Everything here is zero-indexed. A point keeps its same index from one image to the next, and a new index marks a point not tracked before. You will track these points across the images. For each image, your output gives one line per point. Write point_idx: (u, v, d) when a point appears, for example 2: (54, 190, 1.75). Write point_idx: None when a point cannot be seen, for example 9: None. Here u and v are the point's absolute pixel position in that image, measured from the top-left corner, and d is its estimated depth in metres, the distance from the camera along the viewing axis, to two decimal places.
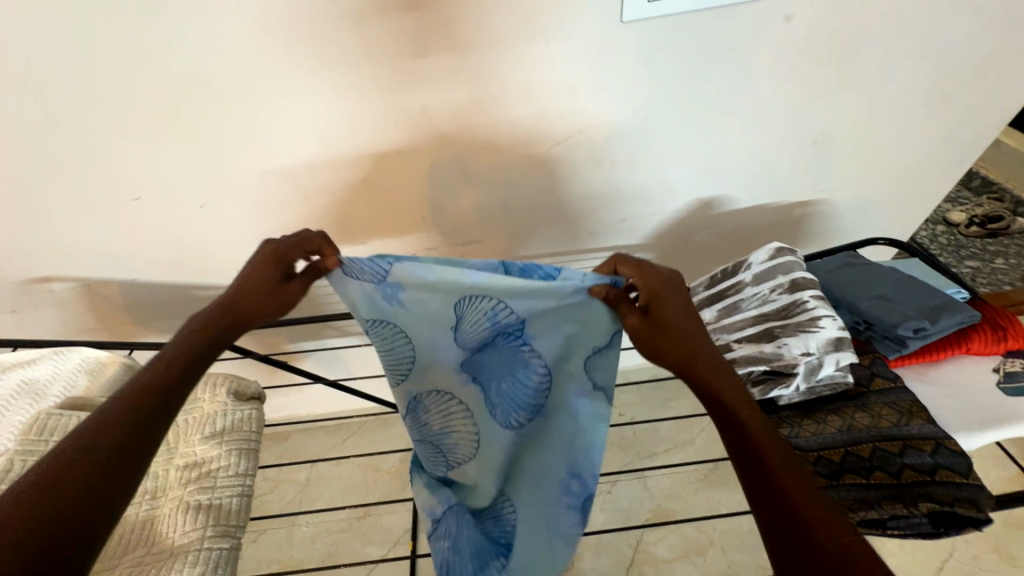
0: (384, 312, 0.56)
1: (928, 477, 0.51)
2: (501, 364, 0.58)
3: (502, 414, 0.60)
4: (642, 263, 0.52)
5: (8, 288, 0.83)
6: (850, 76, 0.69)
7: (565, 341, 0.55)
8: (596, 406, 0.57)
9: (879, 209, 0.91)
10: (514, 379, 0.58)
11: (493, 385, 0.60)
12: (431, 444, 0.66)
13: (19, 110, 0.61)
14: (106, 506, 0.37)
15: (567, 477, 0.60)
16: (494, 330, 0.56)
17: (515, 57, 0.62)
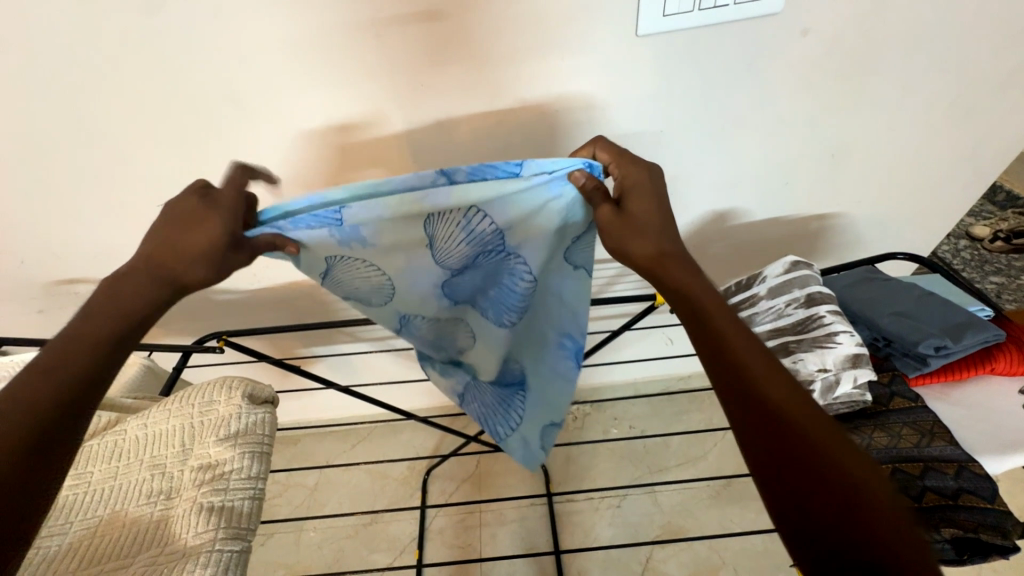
0: (343, 252, 0.54)
1: (951, 501, 0.49)
2: (483, 272, 0.58)
3: (493, 313, 0.63)
4: (620, 150, 0.53)
5: (38, 289, 0.86)
6: (868, 90, 0.68)
7: (550, 242, 0.54)
8: (578, 284, 0.59)
9: (898, 223, 0.90)
10: (499, 282, 0.59)
11: (480, 292, 0.61)
12: (429, 345, 0.70)
13: (55, 120, 0.63)
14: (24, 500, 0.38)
15: (554, 344, 0.64)
16: (463, 246, 0.54)
17: (530, 70, 0.63)
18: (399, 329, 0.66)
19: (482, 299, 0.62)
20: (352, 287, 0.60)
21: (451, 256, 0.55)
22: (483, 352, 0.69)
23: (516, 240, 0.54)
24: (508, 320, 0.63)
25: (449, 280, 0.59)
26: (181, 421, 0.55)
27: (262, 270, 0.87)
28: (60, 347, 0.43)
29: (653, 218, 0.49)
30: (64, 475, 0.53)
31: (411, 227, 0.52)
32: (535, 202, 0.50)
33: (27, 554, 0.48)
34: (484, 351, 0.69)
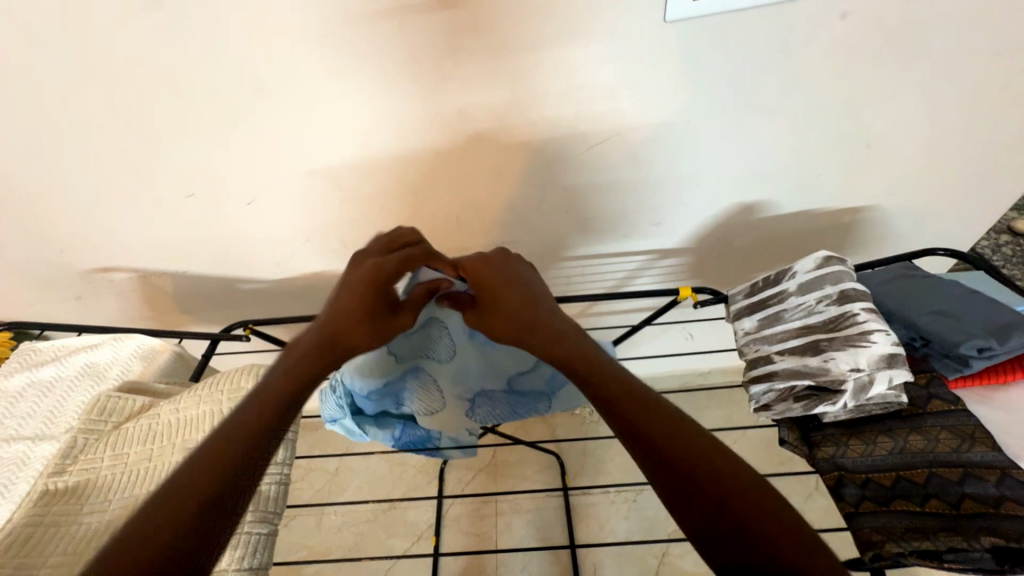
0: (465, 335, 0.63)
1: (992, 509, 0.46)
2: (505, 399, 0.67)
3: (478, 415, 0.68)
4: (485, 257, 0.60)
5: (75, 277, 0.90)
6: (910, 76, 0.65)
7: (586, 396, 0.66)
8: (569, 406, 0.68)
9: (937, 216, 0.86)
10: (502, 409, 0.68)
11: (489, 400, 0.67)
12: (390, 395, 0.65)
13: (90, 114, 0.65)
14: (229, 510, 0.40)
15: (515, 408, 0.68)
16: (527, 381, 0.65)
17: (553, 60, 0.62)
18: (392, 385, 0.64)
19: (482, 405, 0.68)
20: (426, 346, 0.63)
21: (520, 375, 0.65)
22: (429, 420, 0.67)
23: (561, 402, 0.67)
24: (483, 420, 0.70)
25: (489, 381, 0.66)
26: (211, 407, 0.57)
27: (286, 260, 0.89)
28: (281, 376, 0.50)
29: (518, 301, 0.56)
30: (102, 455, 0.55)
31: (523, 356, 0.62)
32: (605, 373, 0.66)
33: (71, 529, 0.50)
34: (431, 418, 0.67)
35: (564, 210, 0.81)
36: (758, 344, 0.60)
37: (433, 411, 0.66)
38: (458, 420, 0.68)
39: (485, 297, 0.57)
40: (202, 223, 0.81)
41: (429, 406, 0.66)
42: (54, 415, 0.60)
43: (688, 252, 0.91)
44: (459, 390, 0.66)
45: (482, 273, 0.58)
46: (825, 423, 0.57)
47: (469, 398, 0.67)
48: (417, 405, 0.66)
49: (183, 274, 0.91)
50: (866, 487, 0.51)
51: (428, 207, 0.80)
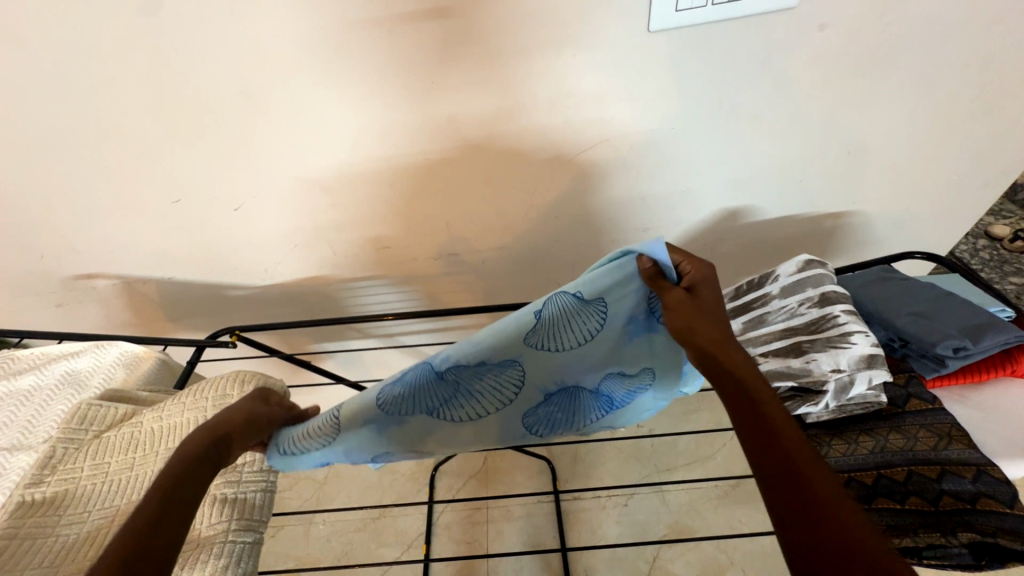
0: (619, 324, 0.54)
1: (968, 505, 0.47)
2: (569, 405, 0.60)
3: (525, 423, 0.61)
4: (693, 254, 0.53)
5: (55, 284, 0.88)
6: (886, 85, 0.67)
7: (635, 412, 0.62)
8: (612, 421, 0.64)
9: (916, 221, 0.88)
10: (553, 419, 0.61)
11: (557, 404, 0.59)
12: (451, 390, 0.55)
13: (75, 119, 0.65)
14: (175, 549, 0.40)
15: (570, 416, 0.61)
16: (612, 392, 0.60)
17: (541, 68, 0.63)
18: (485, 364, 0.54)
19: (541, 410, 0.60)
20: (562, 333, 0.54)
21: (615, 381, 0.59)
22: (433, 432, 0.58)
23: (618, 415, 0.63)
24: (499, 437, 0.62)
25: (584, 376, 0.58)
26: (194, 414, 0.56)
27: (274, 266, 0.88)
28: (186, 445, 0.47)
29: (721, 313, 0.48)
30: (82, 464, 0.54)
31: (633, 362, 0.56)
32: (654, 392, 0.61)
33: (47, 542, 0.49)
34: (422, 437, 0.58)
35: (553, 216, 0.82)
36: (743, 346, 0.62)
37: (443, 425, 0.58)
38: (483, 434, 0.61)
39: (692, 287, 0.50)
40: (187, 228, 0.80)
41: (484, 410, 0.57)
42: (32, 425, 0.59)
43: None
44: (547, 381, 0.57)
45: (698, 269, 0.51)
46: (809, 423, 0.57)
47: (547, 394, 0.58)
48: (471, 408, 0.57)
49: (169, 281, 0.90)
50: (848, 485, 0.52)
51: (417, 213, 0.80)
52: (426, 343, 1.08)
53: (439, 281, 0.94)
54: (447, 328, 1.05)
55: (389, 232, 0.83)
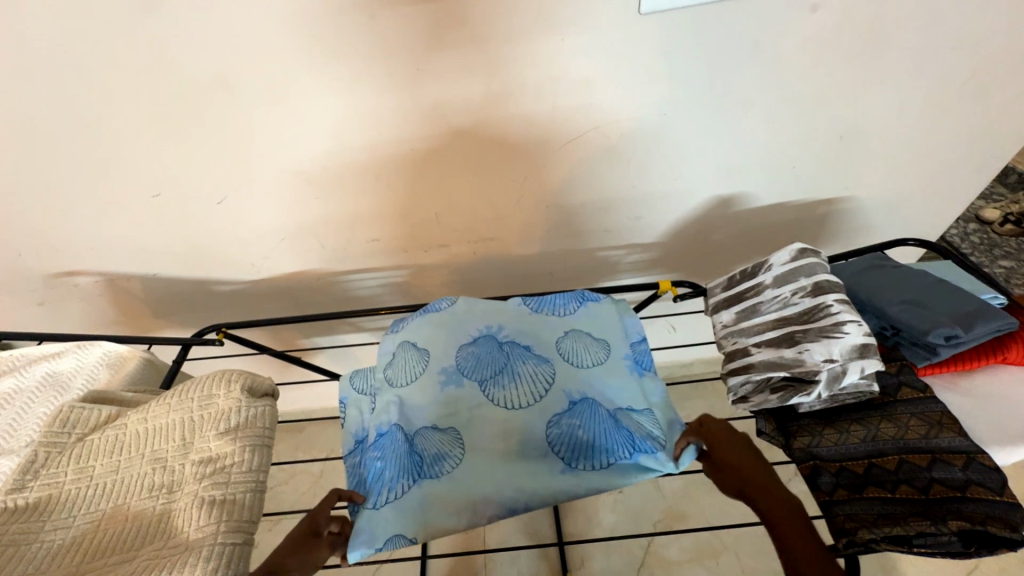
0: None
1: (958, 493, 0.47)
2: (469, 311, 0.69)
3: (555, 447, 0.56)
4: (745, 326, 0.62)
5: (36, 282, 0.86)
6: (882, 68, 0.66)
7: (580, 360, 0.64)
8: (572, 351, 0.65)
9: (908, 206, 0.88)
10: (482, 361, 0.63)
11: (587, 423, 0.57)
12: None
13: (42, 111, 0.62)
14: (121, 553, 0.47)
15: (531, 369, 0.62)
16: (554, 336, 0.66)
17: (529, 53, 0.61)
18: None
19: (538, 368, 0.62)
20: None
21: (621, 370, 0.63)
22: (447, 398, 0.61)
23: (568, 352, 0.65)
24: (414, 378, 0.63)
25: (602, 379, 0.62)
26: (181, 415, 0.55)
27: (261, 261, 0.86)
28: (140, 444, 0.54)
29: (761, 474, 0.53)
30: (66, 468, 0.52)
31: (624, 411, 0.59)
32: (615, 324, 0.68)
33: (33, 548, 0.48)
34: (443, 407, 0.60)
35: (545, 205, 0.81)
36: (735, 336, 0.61)
37: (473, 404, 0.60)
38: (424, 382, 0.62)
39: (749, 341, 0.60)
40: (170, 222, 0.78)
41: (519, 401, 0.60)
42: (14, 428, 0.57)
43: (670, 246, 0.91)
44: (569, 385, 0.61)
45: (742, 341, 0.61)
46: (801, 413, 0.57)
47: (570, 402, 0.60)
48: (510, 393, 0.61)
49: (153, 278, 0.88)
50: (839, 475, 0.51)
51: (406, 204, 0.79)
52: None
53: (430, 273, 0.93)
54: None
55: (378, 225, 0.81)
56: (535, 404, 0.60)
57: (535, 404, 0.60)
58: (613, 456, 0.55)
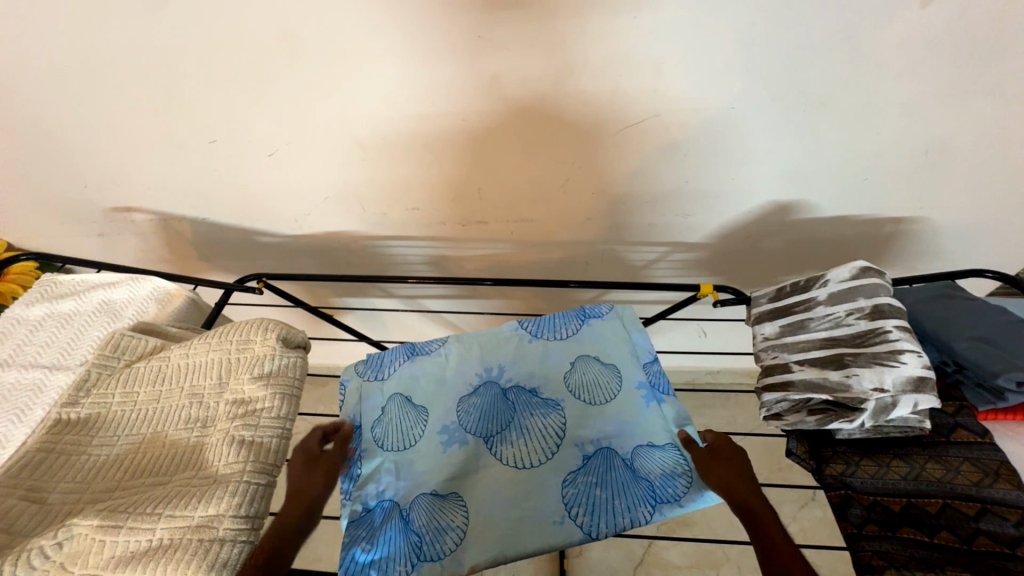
0: None
1: (1007, 550, 0.44)
2: (464, 353, 0.69)
3: (575, 508, 0.56)
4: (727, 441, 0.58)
5: (98, 214, 0.91)
6: (989, 78, 0.59)
7: (590, 398, 0.63)
8: (577, 388, 0.64)
9: (988, 236, 0.81)
10: (485, 413, 0.63)
11: (603, 480, 0.57)
12: None
13: (116, 49, 0.64)
14: (154, 480, 0.50)
15: (536, 412, 0.63)
16: (561, 372, 0.66)
17: (596, 29, 0.57)
18: None
19: (548, 419, 0.62)
20: None
21: (634, 401, 0.63)
22: (450, 459, 0.60)
23: (573, 388, 0.64)
24: (412, 441, 0.62)
25: (613, 417, 0.62)
26: (220, 355, 0.58)
27: (305, 217, 0.88)
28: (179, 381, 0.57)
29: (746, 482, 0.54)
30: (113, 391, 0.56)
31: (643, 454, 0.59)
32: (624, 352, 0.67)
33: (80, 460, 0.52)
34: (440, 474, 0.59)
35: (590, 192, 0.78)
36: (776, 350, 0.58)
37: (480, 463, 0.60)
38: (423, 444, 0.61)
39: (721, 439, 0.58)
40: (222, 169, 0.80)
41: (530, 460, 0.59)
42: (71, 347, 0.61)
43: (714, 249, 0.88)
44: (583, 435, 0.61)
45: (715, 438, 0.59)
46: (838, 440, 0.54)
47: (584, 456, 0.59)
48: (518, 450, 0.60)
49: (203, 222, 0.92)
50: (872, 508, 0.49)
51: (451, 177, 0.78)
52: (447, 309, 1.08)
53: (464, 248, 0.92)
54: (469, 296, 1.04)
55: (420, 195, 0.81)
56: (547, 460, 0.59)
57: (547, 462, 0.59)
58: (635, 514, 0.54)
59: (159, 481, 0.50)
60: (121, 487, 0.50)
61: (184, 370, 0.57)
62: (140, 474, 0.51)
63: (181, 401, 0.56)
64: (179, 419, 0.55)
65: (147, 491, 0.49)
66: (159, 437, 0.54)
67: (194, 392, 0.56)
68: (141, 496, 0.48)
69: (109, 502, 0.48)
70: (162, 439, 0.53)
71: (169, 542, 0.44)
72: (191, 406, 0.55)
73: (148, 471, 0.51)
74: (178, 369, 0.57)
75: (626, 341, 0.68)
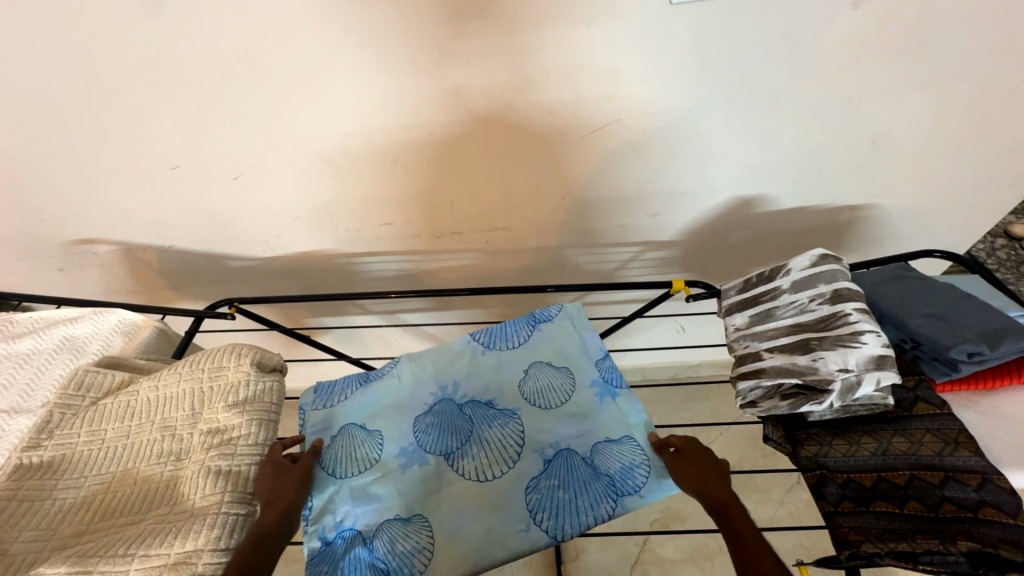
0: None
1: (970, 513, 0.46)
2: (415, 371, 0.68)
3: (539, 516, 0.56)
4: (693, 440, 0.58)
5: (57, 248, 0.88)
6: (921, 71, 0.63)
7: (545, 402, 0.64)
8: (530, 395, 0.65)
9: (937, 218, 0.86)
10: (442, 429, 0.63)
11: (565, 482, 0.58)
12: None
13: (67, 78, 0.62)
14: (126, 519, 0.48)
15: (493, 421, 0.63)
16: (515, 381, 0.66)
17: (554, 40, 0.59)
18: None
19: (505, 429, 0.63)
20: None
21: (588, 400, 0.64)
22: (412, 478, 0.59)
23: (528, 394, 0.65)
24: (367, 464, 0.61)
25: (569, 419, 0.63)
26: (191, 384, 0.56)
27: (276, 238, 0.87)
28: (149, 414, 0.55)
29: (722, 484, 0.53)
30: (78, 430, 0.54)
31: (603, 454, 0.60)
32: (574, 353, 0.68)
33: (44, 505, 0.49)
34: (403, 497, 0.58)
35: (560, 198, 0.80)
36: (747, 340, 0.60)
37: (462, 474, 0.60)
38: (381, 468, 0.60)
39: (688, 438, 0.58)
40: (186, 195, 0.78)
41: (491, 472, 0.60)
42: (31, 389, 0.59)
43: (683, 246, 0.90)
44: (541, 440, 0.62)
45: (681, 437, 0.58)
46: (810, 422, 0.56)
47: (544, 461, 0.60)
48: (479, 463, 0.60)
49: (170, 250, 0.89)
50: (846, 486, 0.51)
51: (422, 190, 0.78)
52: (426, 322, 1.07)
53: (440, 260, 0.92)
54: (448, 307, 1.04)
55: (393, 209, 0.81)
56: (508, 470, 0.60)
57: (508, 471, 0.60)
58: (597, 512, 0.56)
59: (132, 520, 0.48)
60: (91, 530, 0.48)
61: (155, 402, 0.55)
62: (111, 514, 0.49)
63: (152, 435, 0.54)
64: (151, 454, 0.53)
65: (120, 532, 0.47)
66: (130, 474, 0.52)
67: (165, 425, 0.54)
68: (112, 538, 0.46)
69: (78, 546, 0.46)
70: (133, 477, 0.51)
71: None
72: (162, 440, 0.53)
73: (119, 510, 0.49)
74: (148, 402, 0.55)
75: (576, 343, 0.69)
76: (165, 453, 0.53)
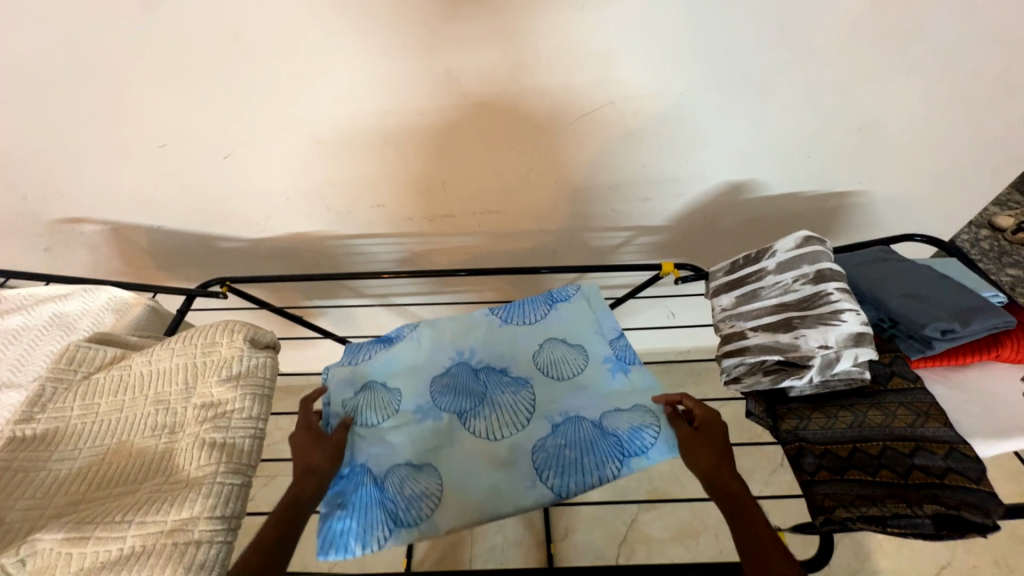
0: None
1: (936, 479, 0.48)
2: (435, 340, 0.70)
3: (545, 472, 0.58)
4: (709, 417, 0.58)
5: (42, 226, 0.87)
6: (908, 58, 0.64)
7: (558, 374, 0.66)
8: (545, 368, 0.66)
9: (922, 206, 0.87)
10: (458, 392, 0.65)
11: (574, 442, 0.60)
12: None
13: (49, 49, 0.61)
14: (122, 490, 0.49)
15: (509, 389, 0.65)
16: (530, 354, 0.68)
17: (548, 21, 0.59)
18: None
19: (518, 396, 0.64)
20: None
21: (600, 373, 0.66)
22: (423, 432, 0.61)
23: (543, 368, 0.67)
24: (384, 418, 0.63)
25: (580, 391, 0.64)
26: (184, 360, 0.56)
27: (267, 219, 0.86)
28: (143, 389, 0.55)
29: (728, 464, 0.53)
30: (71, 404, 0.54)
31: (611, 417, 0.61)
32: (589, 331, 0.70)
33: (39, 476, 0.50)
34: (414, 447, 0.60)
35: (553, 181, 0.80)
36: (733, 319, 0.62)
37: (455, 439, 0.61)
38: (399, 423, 0.62)
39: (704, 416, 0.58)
40: (175, 173, 0.77)
41: (502, 432, 0.61)
42: (21, 364, 0.58)
43: (675, 231, 0.91)
44: (552, 407, 0.63)
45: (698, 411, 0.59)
46: (791, 397, 0.58)
47: (554, 424, 0.62)
48: (492, 423, 0.62)
49: (158, 230, 0.88)
50: (823, 456, 0.53)
51: (416, 172, 0.78)
52: (419, 304, 1.08)
53: (433, 242, 0.93)
54: (440, 289, 1.04)
55: (386, 191, 0.81)
56: (519, 431, 0.61)
57: (519, 433, 0.61)
58: (602, 468, 0.57)
59: (127, 490, 0.49)
60: (87, 500, 0.48)
61: (149, 377, 0.56)
62: (107, 485, 0.49)
63: (147, 408, 0.54)
64: (146, 427, 0.53)
65: (116, 501, 0.48)
66: (125, 447, 0.52)
67: (160, 399, 0.55)
68: (109, 506, 0.47)
69: (75, 515, 0.46)
70: (129, 449, 0.52)
71: (141, 549, 0.43)
72: (158, 413, 0.54)
73: (115, 481, 0.50)
74: (142, 377, 0.56)
75: (592, 320, 0.70)
76: (161, 426, 0.53)
